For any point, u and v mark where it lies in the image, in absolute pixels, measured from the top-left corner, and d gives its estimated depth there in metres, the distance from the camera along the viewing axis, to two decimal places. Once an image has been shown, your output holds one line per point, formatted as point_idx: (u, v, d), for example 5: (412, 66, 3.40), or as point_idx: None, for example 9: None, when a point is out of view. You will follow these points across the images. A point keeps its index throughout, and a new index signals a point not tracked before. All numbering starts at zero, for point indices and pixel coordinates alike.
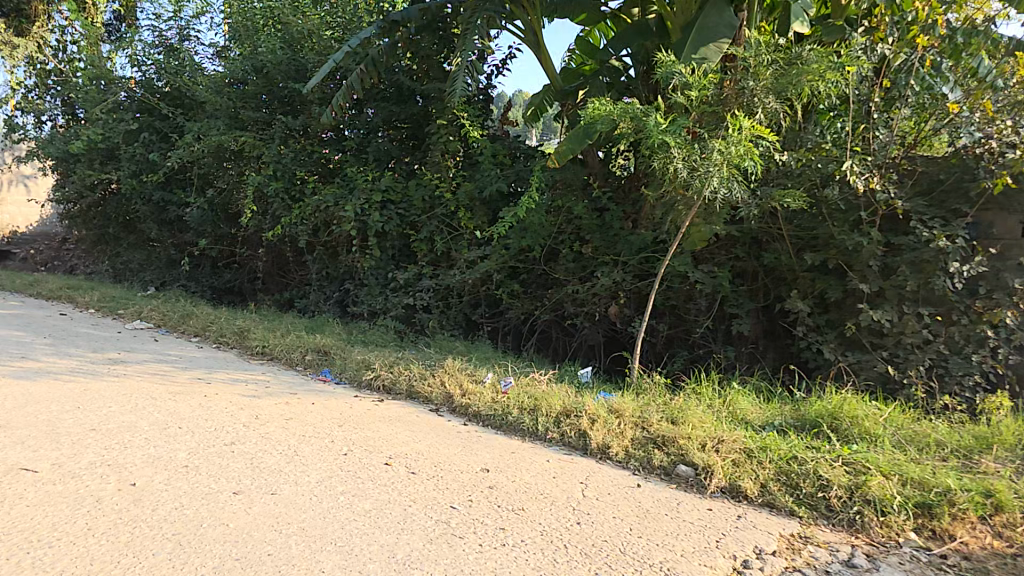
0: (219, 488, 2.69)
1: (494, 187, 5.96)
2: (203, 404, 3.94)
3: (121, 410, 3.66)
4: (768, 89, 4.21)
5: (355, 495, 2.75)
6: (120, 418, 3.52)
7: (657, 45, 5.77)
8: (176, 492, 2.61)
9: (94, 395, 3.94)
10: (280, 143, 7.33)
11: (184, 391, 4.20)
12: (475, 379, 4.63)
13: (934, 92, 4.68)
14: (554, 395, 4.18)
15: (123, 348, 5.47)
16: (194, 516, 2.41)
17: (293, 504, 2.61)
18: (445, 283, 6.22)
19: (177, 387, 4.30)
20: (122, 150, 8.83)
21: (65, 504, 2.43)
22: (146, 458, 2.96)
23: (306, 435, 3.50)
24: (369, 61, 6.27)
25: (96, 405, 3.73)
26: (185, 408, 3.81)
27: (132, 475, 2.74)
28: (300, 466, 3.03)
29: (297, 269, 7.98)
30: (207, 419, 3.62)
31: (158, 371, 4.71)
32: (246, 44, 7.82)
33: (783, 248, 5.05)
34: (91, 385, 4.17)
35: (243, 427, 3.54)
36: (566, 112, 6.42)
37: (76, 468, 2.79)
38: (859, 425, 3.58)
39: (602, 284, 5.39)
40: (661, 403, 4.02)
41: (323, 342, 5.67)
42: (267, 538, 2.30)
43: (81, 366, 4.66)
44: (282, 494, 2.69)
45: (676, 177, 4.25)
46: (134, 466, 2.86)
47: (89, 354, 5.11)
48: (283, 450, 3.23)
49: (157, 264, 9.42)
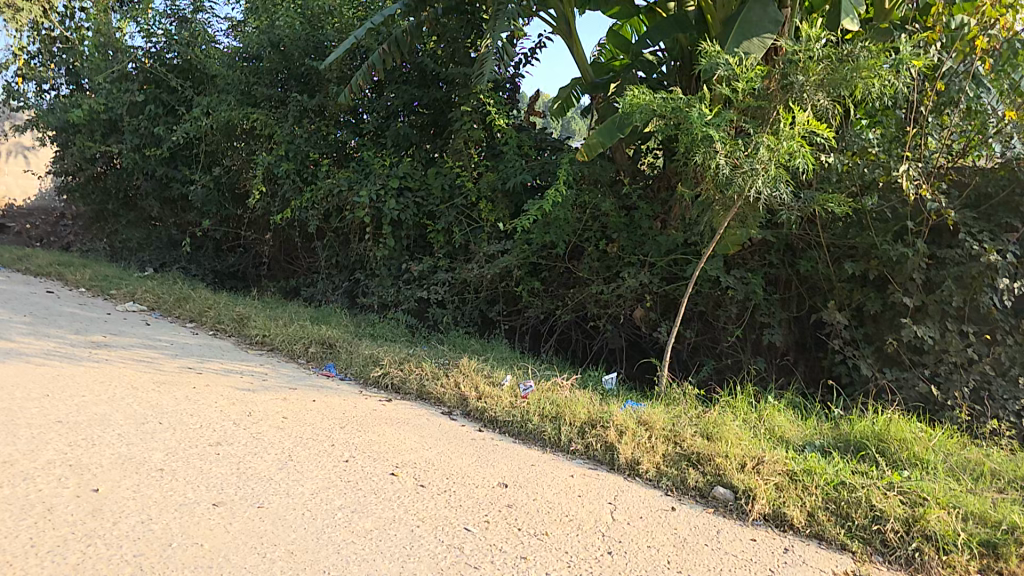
0: (197, 498, 2.45)
1: (518, 179, 5.70)
2: (190, 397, 3.70)
3: (96, 401, 3.42)
4: (817, 87, 3.95)
5: (355, 511, 2.51)
6: (93, 410, 3.27)
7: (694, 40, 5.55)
8: (144, 501, 2.37)
9: (66, 382, 3.69)
10: (294, 123, 7.08)
11: (168, 381, 3.94)
12: (492, 381, 4.37)
13: (980, 102, 4.39)
14: (578, 402, 3.94)
15: (109, 331, 5.21)
16: (163, 534, 2.16)
17: (281, 521, 2.36)
18: (461, 278, 5.97)
19: (164, 377, 4.05)
20: (125, 123, 8.57)
21: (9, 513, 2.19)
22: (115, 459, 2.71)
23: (304, 437, 3.26)
24: (393, 41, 6.06)
25: (68, 394, 3.48)
26: (167, 401, 3.57)
27: (95, 479, 2.50)
28: (294, 474, 2.78)
29: (305, 255, 7.71)
30: (192, 415, 3.38)
31: (144, 358, 4.45)
32: (262, 17, 7.55)
33: (820, 256, 4.80)
34: (65, 371, 3.92)
35: (233, 426, 3.30)
36: (596, 105, 6.19)
37: (30, 468, 2.54)
38: (908, 450, 3.33)
39: (628, 285, 5.19)
40: (693, 416, 3.78)
41: (327, 333, 5.41)
42: (247, 563, 2.05)
43: (60, 349, 4.41)
44: (269, 508, 2.44)
45: (715, 175, 4.05)
46: (100, 468, 2.61)
47: (72, 336, 4.86)
48: (276, 454, 2.99)
49: (157, 244, 9.17)
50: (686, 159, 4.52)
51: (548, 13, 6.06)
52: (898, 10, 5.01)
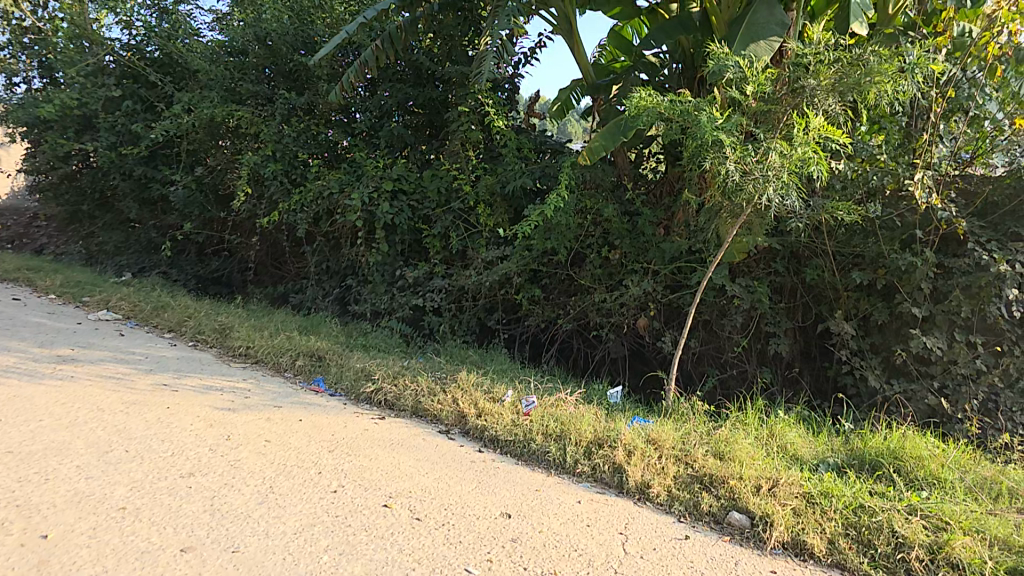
0: (162, 544, 2.35)
1: (518, 183, 5.53)
2: (161, 419, 3.71)
3: (54, 426, 3.42)
4: (828, 91, 3.80)
5: (344, 553, 2.39)
6: (49, 438, 3.26)
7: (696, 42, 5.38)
8: (99, 550, 2.27)
9: (20, 404, 3.68)
10: (281, 122, 6.85)
11: (139, 403, 3.92)
12: (492, 397, 4.20)
13: (985, 110, 4.27)
14: (583, 419, 3.79)
15: (78, 344, 5.05)
16: None
17: (255, 567, 2.26)
18: (458, 284, 5.81)
19: (133, 398, 4.03)
20: (101, 119, 8.24)
21: None
22: (70, 497, 2.67)
23: (287, 464, 3.22)
24: (387, 37, 5.90)
25: (24, 419, 3.48)
26: (137, 426, 3.57)
27: (44, 524, 2.43)
28: (273, 509, 2.73)
29: (294, 260, 7.47)
30: (164, 441, 3.38)
31: (111, 374, 4.40)
32: (248, 9, 7.30)
33: (826, 264, 4.71)
34: (21, 392, 3.88)
35: (207, 452, 3.30)
36: (597, 107, 6.05)
37: None
38: (924, 468, 3.25)
39: (632, 293, 5.09)
40: (703, 434, 3.67)
41: (317, 345, 5.22)
42: None
43: (18, 365, 4.35)
44: (243, 552, 2.35)
45: (724, 182, 3.94)
46: (51, 508, 2.56)
47: (36, 350, 4.75)
48: (255, 486, 2.95)
49: (136, 247, 8.85)
50: (694, 165, 4.41)
51: (548, 12, 5.91)
52: (900, 16, 4.92)
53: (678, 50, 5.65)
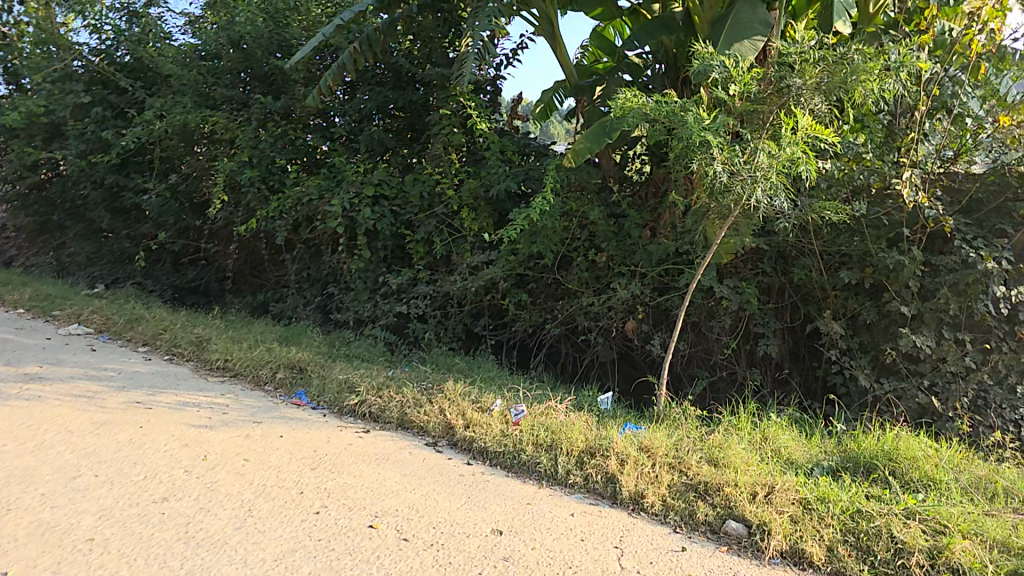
0: None
1: (502, 186, 5.44)
2: (134, 440, 3.53)
3: (20, 451, 3.27)
4: (813, 91, 3.79)
5: None
6: (14, 464, 3.12)
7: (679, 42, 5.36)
8: None
9: None
10: (257, 127, 6.67)
11: (110, 422, 3.75)
12: (480, 407, 4.07)
13: (966, 108, 4.28)
14: (573, 428, 3.69)
15: (47, 361, 4.85)
16: None
17: None
18: (443, 290, 5.69)
19: (105, 417, 3.85)
20: (70, 126, 7.99)
21: None
22: (32, 529, 2.54)
23: (266, 485, 3.08)
24: (365, 40, 5.79)
25: None
26: (107, 448, 3.40)
27: (4, 561, 2.31)
28: (252, 535, 2.59)
29: (273, 268, 7.27)
30: (136, 464, 3.22)
31: (82, 393, 4.22)
32: (221, 12, 7.13)
33: (813, 264, 4.68)
34: None
35: (182, 474, 3.14)
36: (581, 109, 5.99)
37: None
38: (919, 469, 3.20)
39: (619, 297, 5.02)
40: (696, 440, 3.60)
41: (297, 356, 5.05)
42: None
43: None
44: None
45: (713, 183, 3.88)
46: (12, 543, 2.44)
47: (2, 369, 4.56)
48: (233, 510, 2.81)
49: (108, 257, 8.57)
50: (681, 165, 4.36)
51: (529, 14, 5.83)
52: (880, 15, 4.97)
53: (662, 51, 5.62)
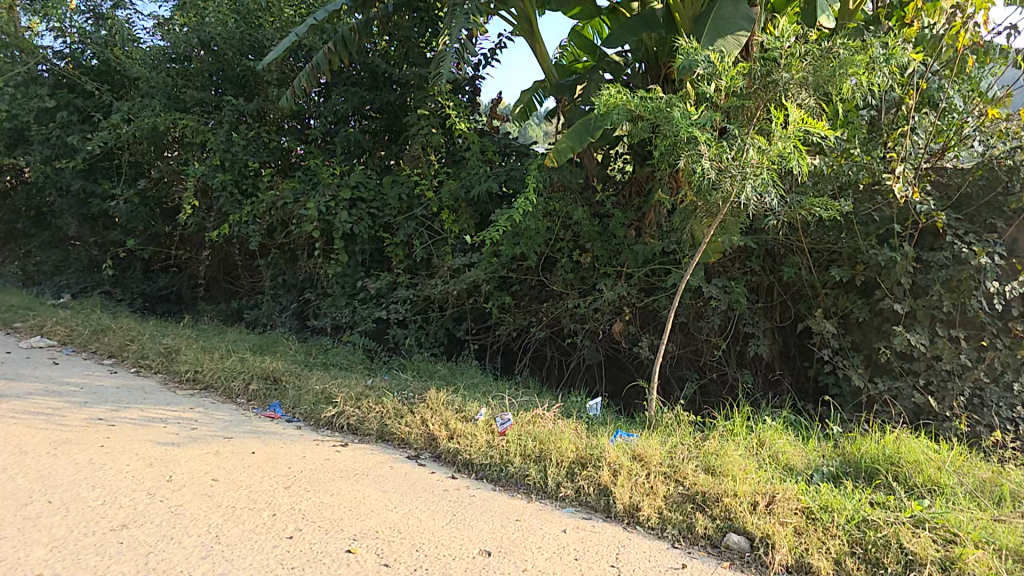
0: None
1: (483, 186, 5.26)
2: (94, 461, 3.25)
3: None
4: (803, 84, 3.63)
5: None
6: None
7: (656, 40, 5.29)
8: None
9: None
10: (229, 129, 6.39)
11: (69, 442, 3.46)
12: (464, 416, 3.86)
13: (950, 102, 4.15)
14: (562, 436, 3.51)
15: (5, 376, 4.53)
16: None
17: None
18: (424, 295, 5.48)
19: (64, 436, 3.56)
20: (33, 131, 7.61)
21: None
22: None
23: (237, 507, 2.83)
24: (339, 40, 5.59)
25: None
26: (65, 470, 3.12)
27: None
28: (218, 565, 2.34)
29: (247, 274, 6.98)
30: (95, 487, 2.94)
31: (41, 410, 3.91)
32: (190, 12, 6.84)
33: (803, 262, 4.58)
34: None
35: (146, 498, 2.87)
36: (563, 108, 5.85)
37: None
38: (923, 473, 3.07)
39: (606, 298, 4.87)
40: (691, 446, 3.43)
41: (271, 366, 4.79)
42: None
43: None
44: None
45: (702, 181, 3.73)
46: None
47: None
48: (199, 537, 2.55)
49: (76, 266, 8.20)
50: (667, 161, 4.22)
51: (508, 12, 5.69)
52: (860, 12, 4.90)
53: (642, 49, 5.48)
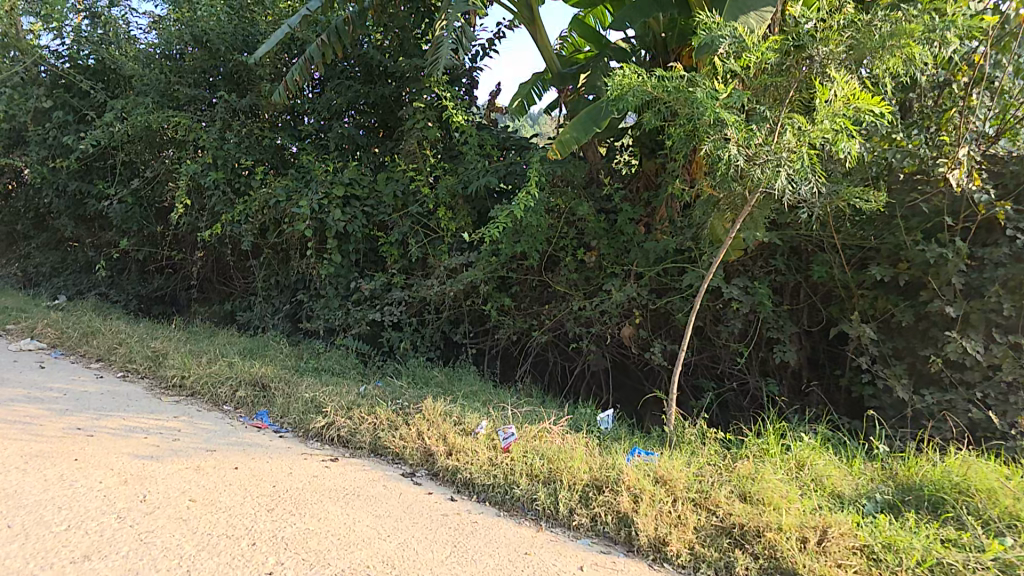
0: None
1: (481, 181, 4.84)
2: (67, 477, 2.69)
3: None
4: (839, 62, 3.21)
5: None
6: None
7: (664, 25, 4.93)
8: None
9: None
10: (221, 127, 6.08)
11: (44, 456, 2.89)
12: (465, 429, 3.43)
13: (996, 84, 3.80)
14: (574, 454, 3.08)
15: None
16: None
17: None
18: (419, 296, 5.10)
19: (39, 449, 2.97)
20: (30, 132, 7.35)
21: None
22: None
23: (216, 535, 2.34)
24: (332, 31, 5.22)
25: None
26: (32, 488, 2.57)
27: None
28: None
29: (240, 275, 6.65)
30: (62, 508, 2.42)
31: (22, 418, 3.37)
32: (183, 6, 6.54)
33: (835, 259, 4.14)
34: None
35: (115, 523, 2.35)
36: (566, 98, 5.50)
37: None
38: (1001, 505, 2.61)
39: (614, 300, 4.43)
40: (721, 467, 2.99)
41: (260, 370, 4.35)
42: None
43: None
44: None
45: (730, 170, 3.36)
46: None
47: None
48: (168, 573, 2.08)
49: (74, 268, 7.93)
50: (685, 147, 3.83)
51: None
52: None
53: (648, 36, 5.10)
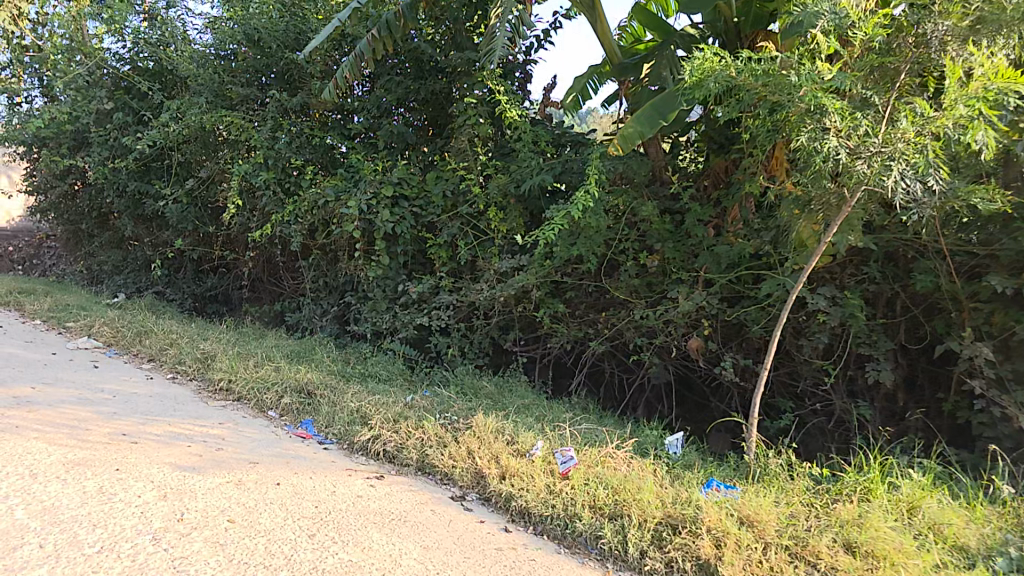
0: None
1: (535, 180, 4.57)
2: (108, 489, 2.56)
3: None
4: (966, 41, 2.81)
5: None
6: None
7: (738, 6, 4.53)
8: None
9: None
10: (273, 126, 6.06)
11: (88, 463, 2.79)
12: (518, 450, 3.16)
13: None
14: (640, 484, 2.76)
15: (45, 378, 4.07)
16: None
17: None
18: (468, 300, 4.89)
19: (83, 455, 2.89)
20: (93, 133, 7.61)
21: None
22: None
23: (252, 564, 2.14)
24: (383, 24, 5.01)
25: None
26: (71, 500, 2.44)
27: None
28: None
29: (289, 275, 6.62)
30: (97, 526, 2.26)
31: (70, 421, 3.32)
32: (236, 5, 6.55)
33: (943, 268, 3.65)
34: None
35: (150, 545, 2.18)
36: (627, 91, 5.17)
37: None
38: None
39: (680, 310, 4.09)
40: (816, 509, 2.60)
41: (305, 376, 4.22)
42: None
43: None
44: None
45: (828, 165, 2.98)
46: None
47: None
48: None
49: (134, 267, 8.16)
50: (771, 140, 3.58)
51: None
52: None
53: (720, 21, 4.68)
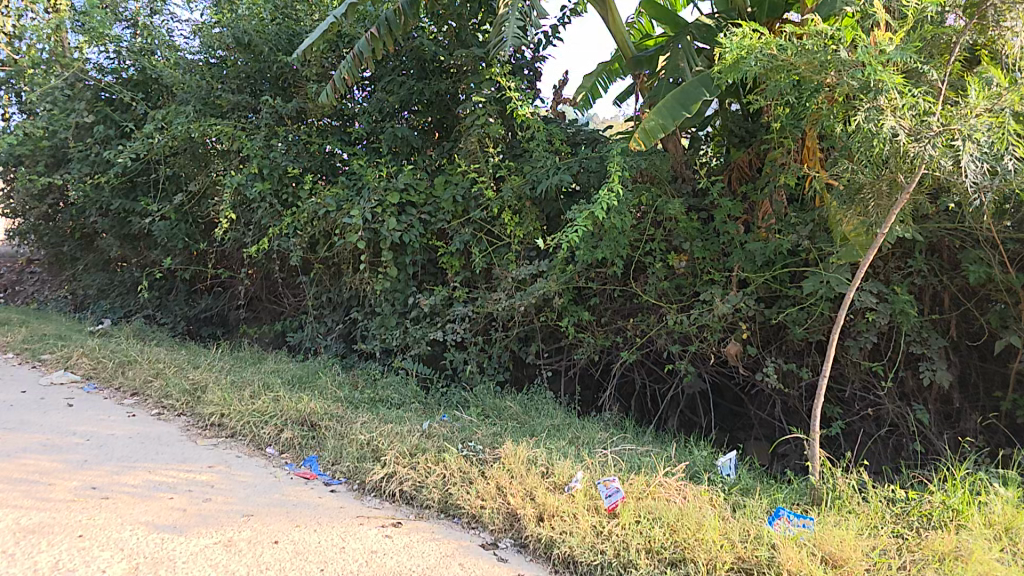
0: None
1: (553, 179, 4.26)
2: (63, 566, 2.20)
3: None
4: None
5: None
6: None
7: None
8: None
9: None
10: (267, 134, 5.68)
11: (42, 531, 2.43)
12: (556, 484, 2.83)
13: None
14: (693, 520, 2.43)
15: (12, 425, 3.69)
16: None
17: None
18: (485, 311, 4.56)
19: (44, 520, 2.53)
20: (73, 149, 7.20)
21: None
22: None
23: None
24: (382, 22, 4.68)
25: None
26: None
27: None
28: None
29: (290, 292, 6.28)
30: None
31: (29, 477, 2.95)
32: (223, 8, 6.18)
33: (994, 258, 3.36)
34: None
35: None
36: (641, 83, 4.85)
37: None
38: None
39: (718, 314, 3.78)
40: (902, 543, 2.28)
41: (307, 406, 3.86)
42: None
43: None
44: None
45: (884, 149, 2.62)
46: None
47: None
48: None
49: (121, 290, 7.76)
50: (811, 124, 3.25)
51: None
52: None
53: (733, 10, 4.39)
